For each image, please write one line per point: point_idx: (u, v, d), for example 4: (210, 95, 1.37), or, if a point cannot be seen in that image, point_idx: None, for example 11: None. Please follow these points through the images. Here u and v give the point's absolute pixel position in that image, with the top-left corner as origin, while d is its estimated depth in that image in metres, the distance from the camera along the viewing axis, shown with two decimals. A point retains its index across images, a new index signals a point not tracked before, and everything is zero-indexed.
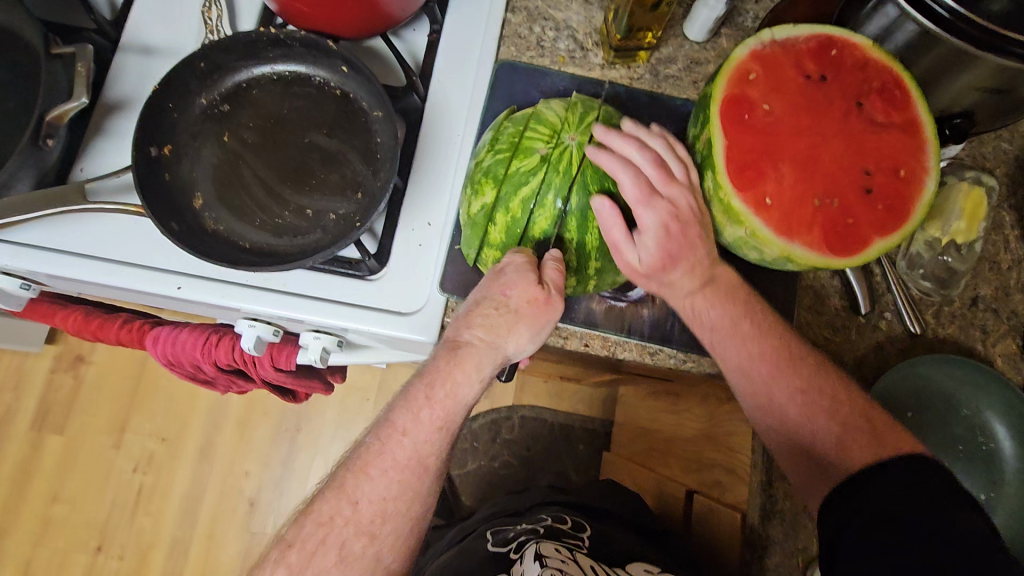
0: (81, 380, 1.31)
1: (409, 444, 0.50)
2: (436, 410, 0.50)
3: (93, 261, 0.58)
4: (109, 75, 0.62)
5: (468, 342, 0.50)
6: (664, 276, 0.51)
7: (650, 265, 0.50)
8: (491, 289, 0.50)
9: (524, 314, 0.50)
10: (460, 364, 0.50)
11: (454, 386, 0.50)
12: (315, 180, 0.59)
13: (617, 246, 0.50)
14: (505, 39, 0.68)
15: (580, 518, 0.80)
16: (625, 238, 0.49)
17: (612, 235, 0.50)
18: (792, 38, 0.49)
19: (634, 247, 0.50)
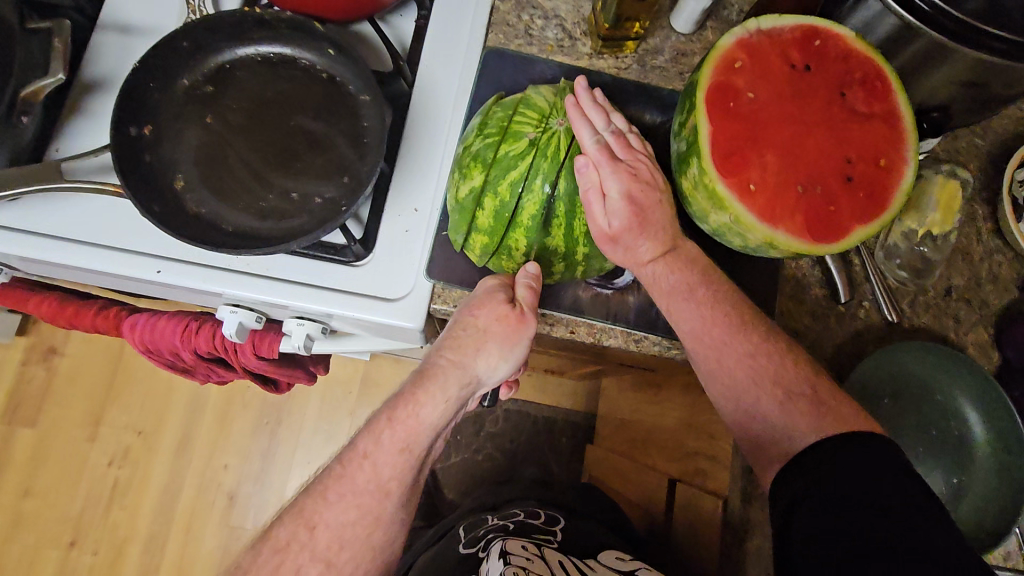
0: (54, 372, 1.28)
1: (370, 466, 0.50)
2: (397, 429, 0.50)
3: (70, 243, 0.56)
4: (87, 54, 0.61)
5: (436, 366, 0.51)
6: (633, 242, 0.50)
7: (620, 227, 0.50)
8: (466, 312, 0.53)
9: (493, 334, 0.52)
10: (426, 386, 0.50)
11: (416, 412, 0.50)
12: (300, 164, 0.58)
13: (589, 206, 0.49)
14: (494, 26, 0.68)
15: (554, 514, 0.81)
16: (597, 198, 0.49)
17: (586, 196, 0.49)
18: (778, 29, 0.51)
19: (605, 208, 0.49)
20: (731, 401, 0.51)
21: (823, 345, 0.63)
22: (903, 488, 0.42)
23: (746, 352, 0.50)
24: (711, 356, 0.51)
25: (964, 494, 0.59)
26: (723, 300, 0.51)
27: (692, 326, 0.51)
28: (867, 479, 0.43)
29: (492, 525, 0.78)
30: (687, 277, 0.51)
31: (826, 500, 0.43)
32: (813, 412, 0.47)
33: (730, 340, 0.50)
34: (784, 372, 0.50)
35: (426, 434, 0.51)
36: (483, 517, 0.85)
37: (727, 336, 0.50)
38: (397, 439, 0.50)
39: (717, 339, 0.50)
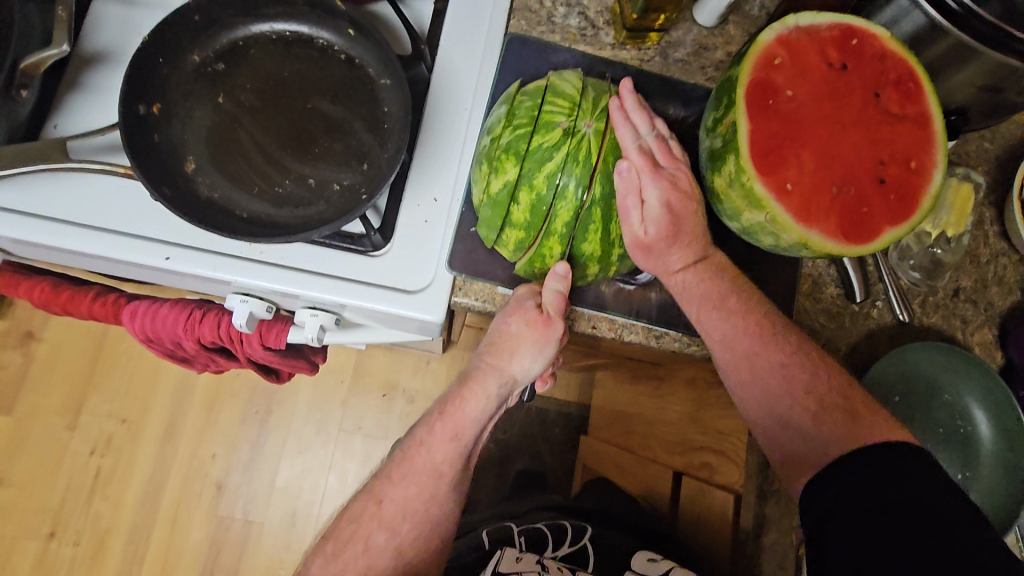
0: (30, 358, 1.23)
1: (426, 451, 0.57)
2: (458, 418, 0.56)
3: (71, 226, 0.53)
4: (87, 24, 0.57)
5: (478, 374, 0.56)
6: (665, 251, 0.52)
7: (655, 235, 0.51)
8: (507, 314, 0.55)
9: (529, 337, 0.54)
10: (472, 389, 0.56)
11: (469, 402, 0.56)
12: (318, 149, 0.56)
13: (626, 212, 0.50)
14: (515, 12, 0.66)
15: (583, 521, 0.81)
16: (637, 206, 0.50)
17: (625, 201, 0.50)
18: (815, 26, 0.50)
19: (642, 216, 0.50)
20: (758, 400, 0.52)
21: (837, 343, 0.64)
22: (930, 489, 0.43)
23: (778, 361, 0.50)
24: (742, 364, 0.51)
25: (971, 489, 0.61)
26: (753, 309, 0.52)
27: (724, 333, 0.51)
28: (896, 481, 0.44)
29: (515, 531, 0.78)
30: (716, 286, 0.52)
31: (856, 501, 0.44)
32: (842, 414, 0.48)
33: (762, 348, 0.51)
34: (810, 372, 0.50)
35: (476, 414, 0.56)
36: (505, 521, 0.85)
37: (758, 344, 0.51)
38: (447, 430, 0.56)
39: (748, 347, 0.51)
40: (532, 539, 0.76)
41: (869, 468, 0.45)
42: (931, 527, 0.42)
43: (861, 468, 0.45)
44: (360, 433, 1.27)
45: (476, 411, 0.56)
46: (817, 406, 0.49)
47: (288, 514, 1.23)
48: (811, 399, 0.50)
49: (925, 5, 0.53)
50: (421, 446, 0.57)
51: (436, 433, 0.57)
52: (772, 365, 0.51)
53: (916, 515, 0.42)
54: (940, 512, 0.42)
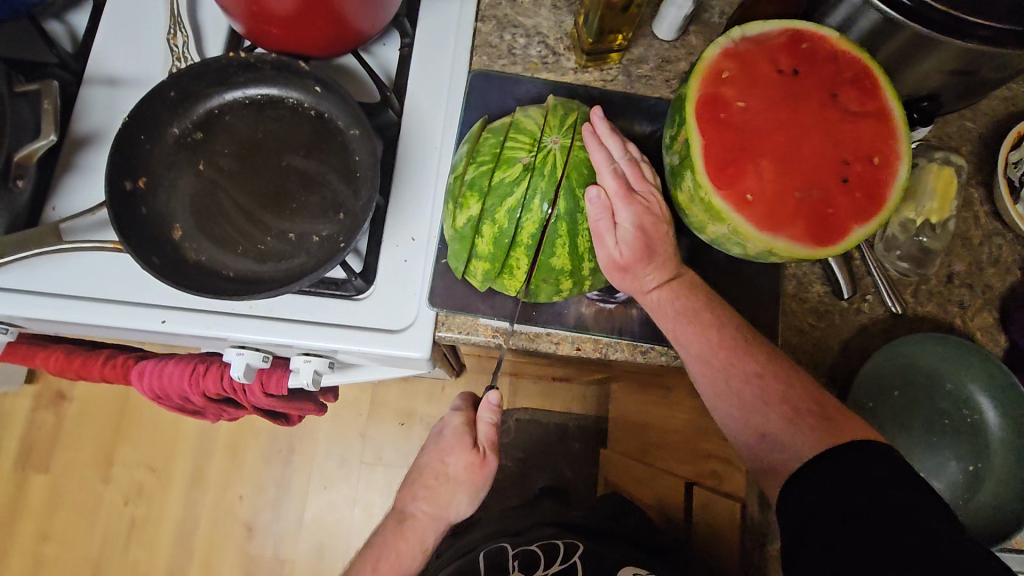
0: (64, 417, 1.28)
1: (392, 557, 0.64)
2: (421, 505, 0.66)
3: (73, 300, 0.56)
4: (76, 110, 0.62)
5: (429, 465, 0.66)
6: (640, 270, 0.51)
7: (630, 257, 0.51)
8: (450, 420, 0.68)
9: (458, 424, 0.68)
10: (426, 479, 0.66)
11: (421, 488, 0.66)
12: (296, 204, 0.58)
13: (599, 234, 0.50)
14: (477, 49, 0.68)
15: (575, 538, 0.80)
16: (609, 228, 0.50)
17: (597, 224, 0.50)
18: (764, 34, 0.50)
19: (616, 238, 0.50)
20: (736, 410, 0.50)
21: (829, 342, 0.63)
22: (911, 490, 0.41)
23: (753, 372, 0.50)
24: (718, 380, 0.50)
25: (985, 480, 0.59)
26: (727, 325, 0.52)
27: (699, 348, 0.51)
28: (874, 485, 0.42)
29: (508, 555, 0.78)
30: (691, 302, 0.52)
31: (837, 508, 0.42)
32: (817, 417, 0.47)
33: (736, 362, 0.50)
34: (784, 378, 0.49)
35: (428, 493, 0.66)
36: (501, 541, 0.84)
37: (733, 358, 0.50)
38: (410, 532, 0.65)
39: (725, 363, 0.50)
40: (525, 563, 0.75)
41: (844, 470, 0.43)
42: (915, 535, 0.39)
43: (840, 473, 0.43)
44: (381, 463, 1.29)
45: (424, 485, 0.66)
46: (793, 412, 0.48)
47: (316, 549, 1.25)
48: (788, 403, 0.48)
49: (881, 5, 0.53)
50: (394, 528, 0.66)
51: (400, 525, 0.66)
52: (747, 376, 0.50)
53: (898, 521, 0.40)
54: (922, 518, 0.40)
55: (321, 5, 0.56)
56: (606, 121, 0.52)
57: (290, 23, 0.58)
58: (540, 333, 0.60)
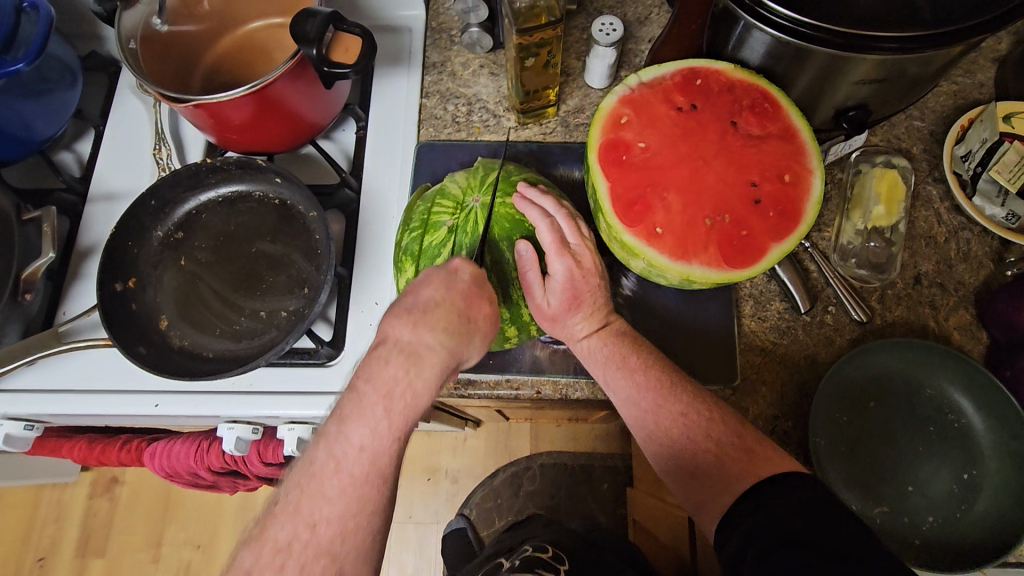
0: (116, 501, 1.37)
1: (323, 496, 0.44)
2: (401, 373, 0.46)
3: (78, 393, 0.63)
4: (81, 226, 0.71)
5: (425, 342, 0.47)
6: (568, 320, 0.54)
7: (556, 307, 0.54)
8: (457, 354, 0.49)
9: (479, 326, 0.50)
10: (417, 370, 0.46)
11: (426, 333, 0.47)
12: (265, 285, 0.64)
13: (529, 287, 0.54)
14: (424, 122, 0.74)
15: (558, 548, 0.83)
16: (537, 281, 0.53)
17: (526, 277, 0.54)
18: (658, 77, 0.54)
19: (545, 290, 0.54)
20: (668, 449, 0.51)
21: (795, 358, 0.62)
22: (836, 515, 0.41)
23: (678, 412, 0.51)
24: (647, 420, 0.52)
25: (981, 488, 0.56)
26: (654, 367, 0.53)
27: (628, 392, 0.52)
28: (803, 514, 0.41)
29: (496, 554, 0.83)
30: (618, 348, 0.54)
31: (769, 540, 0.41)
32: (739, 451, 0.48)
33: (662, 403, 0.51)
34: (708, 414, 0.51)
35: (390, 446, 0.46)
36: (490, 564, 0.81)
37: (660, 400, 0.51)
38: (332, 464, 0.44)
39: (651, 404, 0.52)
40: (519, 564, 0.72)
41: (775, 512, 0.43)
42: (846, 564, 0.38)
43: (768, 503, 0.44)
44: (411, 522, 1.35)
45: (390, 438, 0.46)
46: (718, 447, 0.49)
47: None
48: (711, 438, 0.49)
49: (781, 35, 0.53)
50: (326, 470, 0.45)
51: (395, 358, 0.47)
52: (672, 414, 0.51)
53: (831, 550, 0.39)
54: (852, 547, 0.38)
55: (273, 109, 0.63)
56: (535, 186, 0.57)
57: (247, 128, 0.64)
58: (500, 380, 0.62)
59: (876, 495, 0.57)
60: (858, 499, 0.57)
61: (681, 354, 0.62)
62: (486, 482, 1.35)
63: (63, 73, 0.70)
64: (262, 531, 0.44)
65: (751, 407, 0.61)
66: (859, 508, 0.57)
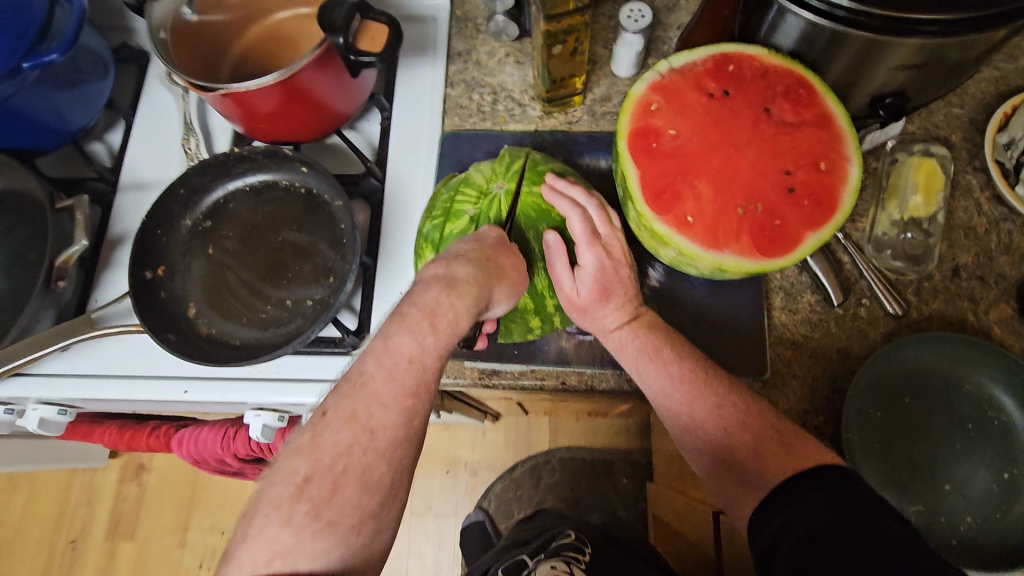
0: (144, 487, 1.40)
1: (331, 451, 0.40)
2: (441, 296, 0.45)
3: (110, 378, 0.64)
4: (112, 215, 0.72)
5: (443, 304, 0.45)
6: (598, 312, 0.54)
7: (585, 297, 0.53)
8: (477, 308, 0.47)
9: (502, 289, 0.49)
10: (458, 291, 0.46)
11: (440, 289, 0.46)
12: (291, 273, 0.65)
13: (557, 277, 0.54)
14: (449, 112, 0.73)
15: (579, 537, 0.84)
16: (566, 271, 0.53)
17: (554, 268, 0.54)
18: (689, 63, 0.53)
19: (574, 279, 0.53)
20: (702, 443, 0.50)
21: (826, 352, 0.61)
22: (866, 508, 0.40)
23: (713, 404, 0.50)
24: (681, 414, 0.51)
25: (1020, 489, 0.54)
26: (687, 360, 0.52)
27: (661, 384, 0.51)
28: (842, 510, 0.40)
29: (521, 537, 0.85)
30: (650, 340, 0.53)
31: (799, 535, 0.41)
32: (775, 446, 0.47)
33: (697, 396, 0.50)
34: (743, 407, 0.49)
35: (434, 362, 0.44)
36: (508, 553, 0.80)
37: (693, 393, 0.50)
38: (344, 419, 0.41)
39: (684, 398, 0.50)
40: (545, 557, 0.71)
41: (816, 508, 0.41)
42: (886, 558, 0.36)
43: (802, 501, 0.43)
44: (430, 512, 1.36)
45: (434, 353, 0.45)
46: (754, 440, 0.48)
47: None
48: (748, 432, 0.48)
49: (818, 19, 0.51)
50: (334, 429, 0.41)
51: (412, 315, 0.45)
52: (706, 408, 0.50)
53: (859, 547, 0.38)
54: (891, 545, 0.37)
55: (299, 98, 0.63)
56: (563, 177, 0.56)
57: (275, 117, 0.65)
58: (525, 370, 0.61)
59: (909, 492, 0.56)
60: (892, 497, 0.55)
61: (709, 346, 0.61)
62: (505, 475, 1.35)
63: (95, 65, 0.71)
64: (306, 443, 0.41)
65: (781, 401, 0.60)
66: (894, 505, 0.55)
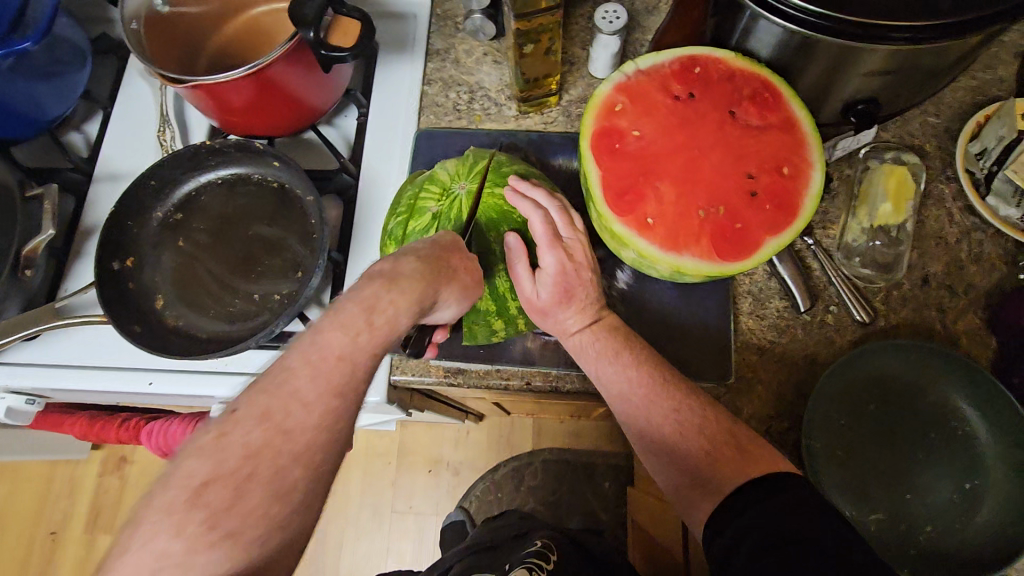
0: (125, 480, 1.40)
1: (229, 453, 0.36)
2: (380, 291, 0.42)
3: (76, 368, 0.64)
4: (86, 204, 0.72)
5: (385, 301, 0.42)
6: (559, 314, 0.53)
7: (547, 300, 0.53)
8: (434, 291, 0.45)
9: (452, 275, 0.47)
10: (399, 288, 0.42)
11: (401, 270, 0.44)
12: (259, 268, 0.65)
13: (519, 281, 0.53)
14: (425, 109, 0.73)
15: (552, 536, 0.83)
16: (527, 274, 0.53)
17: (516, 271, 0.53)
18: (656, 64, 0.53)
19: (536, 282, 0.53)
20: (659, 444, 0.50)
21: (792, 357, 0.60)
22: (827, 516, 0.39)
23: (671, 408, 0.49)
24: (640, 416, 0.50)
25: (982, 500, 0.54)
26: (647, 363, 0.52)
27: (621, 385, 0.51)
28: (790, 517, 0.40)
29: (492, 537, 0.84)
30: (611, 343, 0.52)
31: (753, 540, 0.40)
32: (730, 451, 0.46)
33: (656, 399, 0.50)
34: (702, 412, 0.49)
35: (339, 386, 0.39)
36: (476, 558, 0.77)
37: (653, 396, 0.50)
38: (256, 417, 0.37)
39: (643, 400, 0.50)
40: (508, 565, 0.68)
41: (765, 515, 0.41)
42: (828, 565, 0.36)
43: (753, 508, 0.42)
44: (411, 512, 1.36)
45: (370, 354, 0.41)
46: (710, 443, 0.47)
47: None
48: (705, 436, 0.48)
49: (785, 24, 0.51)
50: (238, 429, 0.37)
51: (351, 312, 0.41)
52: (665, 411, 0.49)
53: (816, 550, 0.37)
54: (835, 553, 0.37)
55: (271, 92, 0.63)
56: (526, 180, 0.55)
57: (247, 110, 0.65)
58: (490, 370, 0.61)
59: (871, 500, 0.55)
60: (853, 505, 0.55)
61: (675, 350, 0.61)
62: (486, 476, 1.35)
63: (73, 55, 0.71)
64: (217, 439, 0.36)
65: (746, 407, 0.59)
66: (853, 513, 0.55)
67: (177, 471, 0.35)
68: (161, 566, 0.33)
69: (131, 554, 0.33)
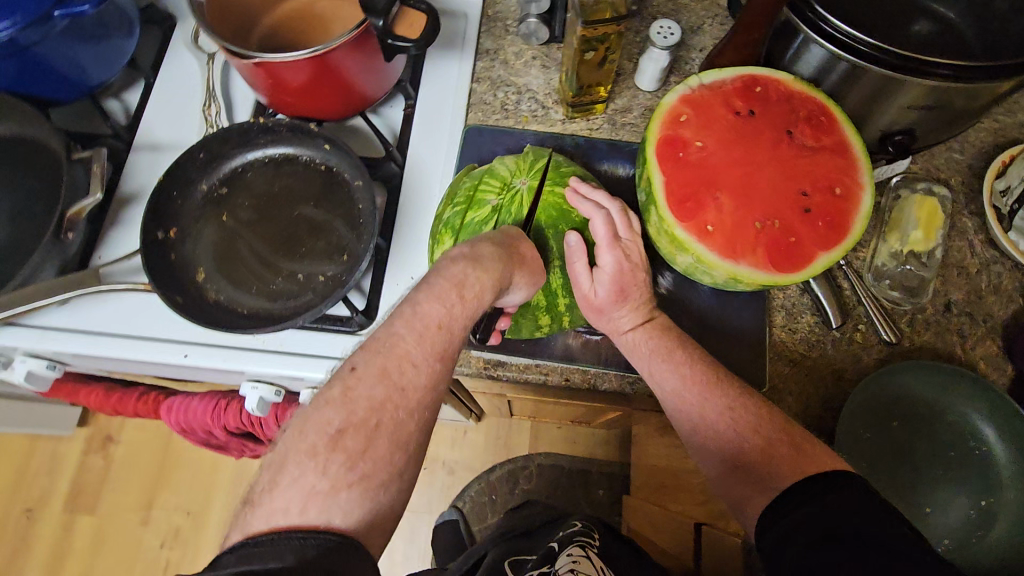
0: (110, 460, 1.36)
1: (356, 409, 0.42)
2: (468, 269, 0.46)
3: (108, 336, 0.63)
4: (125, 172, 0.71)
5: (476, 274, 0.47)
6: (614, 313, 0.55)
7: (603, 298, 0.54)
8: (511, 271, 0.49)
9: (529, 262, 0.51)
10: (485, 266, 0.46)
11: (482, 250, 0.48)
12: (305, 248, 0.65)
13: (576, 277, 0.55)
14: (473, 106, 0.74)
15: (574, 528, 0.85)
16: (586, 272, 0.54)
17: (575, 268, 0.54)
18: (719, 80, 0.55)
19: (593, 280, 0.54)
20: (706, 442, 0.52)
21: (821, 371, 0.63)
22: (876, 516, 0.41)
23: (725, 406, 0.51)
24: (693, 413, 0.52)
25: (996, 516, 0.56)
26: (699, 362, 0.54)
27: (673, 385, 0.53)
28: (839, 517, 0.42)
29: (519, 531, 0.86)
30: (664, 343, 0.54)
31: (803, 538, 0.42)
32: (773, 454, 0.48)
33: (709, 397, 0.52)
34: (753, 411, 0.51)
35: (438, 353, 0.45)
36: (508, 549, 0.78)
37: (705, 395, 0.52)
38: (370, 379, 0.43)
39: (697, 398, 0.52)
40: (557, 549, 0.70)
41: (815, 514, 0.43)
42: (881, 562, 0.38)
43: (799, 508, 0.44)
44: (404, 508, 1.35)
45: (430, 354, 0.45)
46: (762, 443, 0.49)
47: None
48: (754, 436, 0.50)
49: (839, 52, 0.54)
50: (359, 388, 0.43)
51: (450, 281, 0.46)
52: (719, 409, 0.51)
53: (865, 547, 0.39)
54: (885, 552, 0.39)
55: (330, 76, 0.64)
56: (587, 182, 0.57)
57: (304, 92, 0.65)
58: (531, 365, 0.62)
59: None
60: None
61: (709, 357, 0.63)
62: (483, 476, 1.35)
63: (122, 22, 0.70)
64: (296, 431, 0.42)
65: None
66: None
67: (310, 424, 0.42)
68: (305, 503, 0.39)
69: (282, 492, 0.39)
